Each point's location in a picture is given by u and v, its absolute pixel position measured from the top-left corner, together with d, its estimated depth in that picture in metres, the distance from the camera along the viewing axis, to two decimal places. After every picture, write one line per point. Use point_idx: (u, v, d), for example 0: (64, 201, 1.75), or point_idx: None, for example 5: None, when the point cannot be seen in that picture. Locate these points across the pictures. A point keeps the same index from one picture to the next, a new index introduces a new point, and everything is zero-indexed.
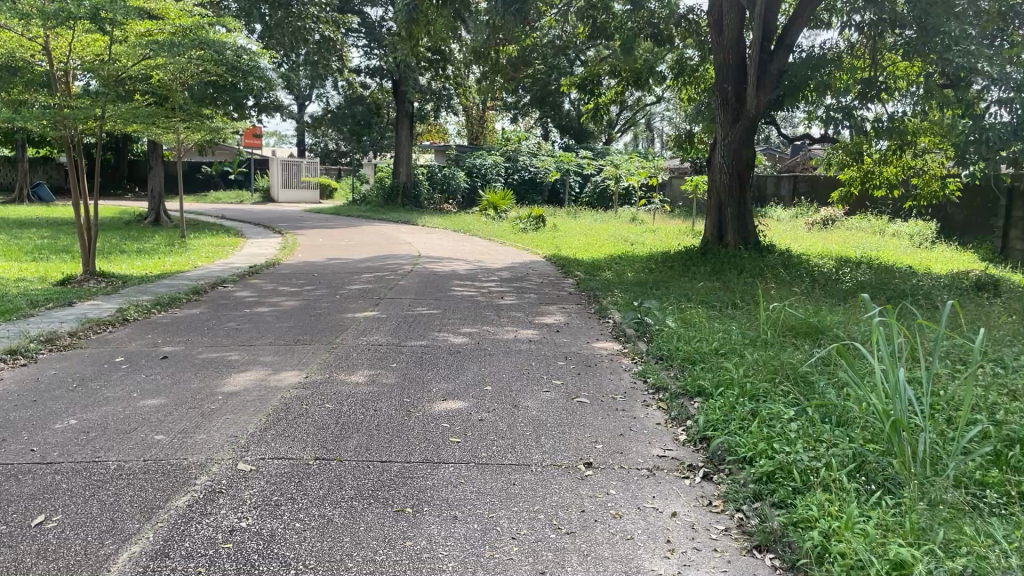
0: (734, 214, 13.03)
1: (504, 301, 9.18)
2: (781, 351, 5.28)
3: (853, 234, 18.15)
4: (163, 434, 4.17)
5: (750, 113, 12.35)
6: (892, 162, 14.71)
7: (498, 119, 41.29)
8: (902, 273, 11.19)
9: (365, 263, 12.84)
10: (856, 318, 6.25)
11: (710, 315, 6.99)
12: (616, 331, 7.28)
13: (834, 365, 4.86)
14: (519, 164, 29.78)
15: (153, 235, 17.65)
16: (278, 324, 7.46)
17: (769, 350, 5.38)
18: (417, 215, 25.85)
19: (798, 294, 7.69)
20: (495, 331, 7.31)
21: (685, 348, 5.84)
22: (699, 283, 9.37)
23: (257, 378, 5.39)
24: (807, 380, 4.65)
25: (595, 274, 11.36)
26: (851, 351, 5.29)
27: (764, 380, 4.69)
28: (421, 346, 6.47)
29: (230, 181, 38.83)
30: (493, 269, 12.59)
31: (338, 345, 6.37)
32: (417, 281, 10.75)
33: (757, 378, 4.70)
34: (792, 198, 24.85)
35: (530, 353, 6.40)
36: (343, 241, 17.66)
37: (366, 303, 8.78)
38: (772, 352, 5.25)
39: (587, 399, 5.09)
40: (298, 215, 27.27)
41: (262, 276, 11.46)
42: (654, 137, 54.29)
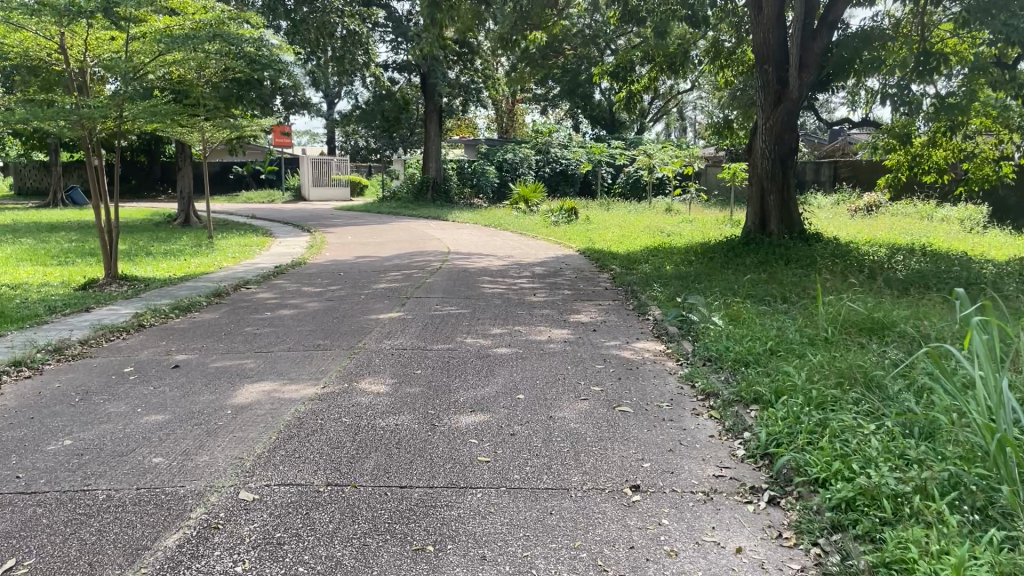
0: (777, 202, 12.41)
1: (537, 299, 8.72)
2: (847, 352, 4.74)
3: (901, 220, 17.38)
4: (162, 456, 3.77)
5: (793, 95, 11.70)
6: (942, 145, 13.95)
7: (528, 112, 40.82)
8: (959, 260, 10.53)
9: (392, 262, 12.36)
10: (923, 312, 5.67)
11: (761, 311, 6.46)
12: (658, 329, 6.80)
13: (908, 368, 4.33)
14: (550, 156, 29.19)
15: (181, 237, 17.49)
16: (298, 328, 7.09)
17: (831, 351, 4.85)
18: (447, 211, 25.51)
19: (855, 286, 7.14)
20: (527, 331, 6.87)
21: (737, 348, 5.33)
22: (745, 275, 8.83)
23: (272, 389, 4.99)
24: (878, 385, 4.12)
25: (632, 268, 10.85)
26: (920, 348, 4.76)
27: (829, 386, 4.17)
28: (448, 350, 6.04)
29: (261, 181, 38.83)
30: (525, 264, 12.14)
31: (360, 350, 5.97)
32: (446, 278, 10.34)
33: (823, 385, 4.17)
34: (833, 184, 24.06)
35: (565, 356, 5.93)
36: (372, 239, 17.37)
37: (391, 303, 8.37)
38: (835, 353, 4.73)
39: (630, 408, 4.60)
40: (328, 213, 27.08)
41: (287, 276, 11.14)
42: (687, 127, 53.42)
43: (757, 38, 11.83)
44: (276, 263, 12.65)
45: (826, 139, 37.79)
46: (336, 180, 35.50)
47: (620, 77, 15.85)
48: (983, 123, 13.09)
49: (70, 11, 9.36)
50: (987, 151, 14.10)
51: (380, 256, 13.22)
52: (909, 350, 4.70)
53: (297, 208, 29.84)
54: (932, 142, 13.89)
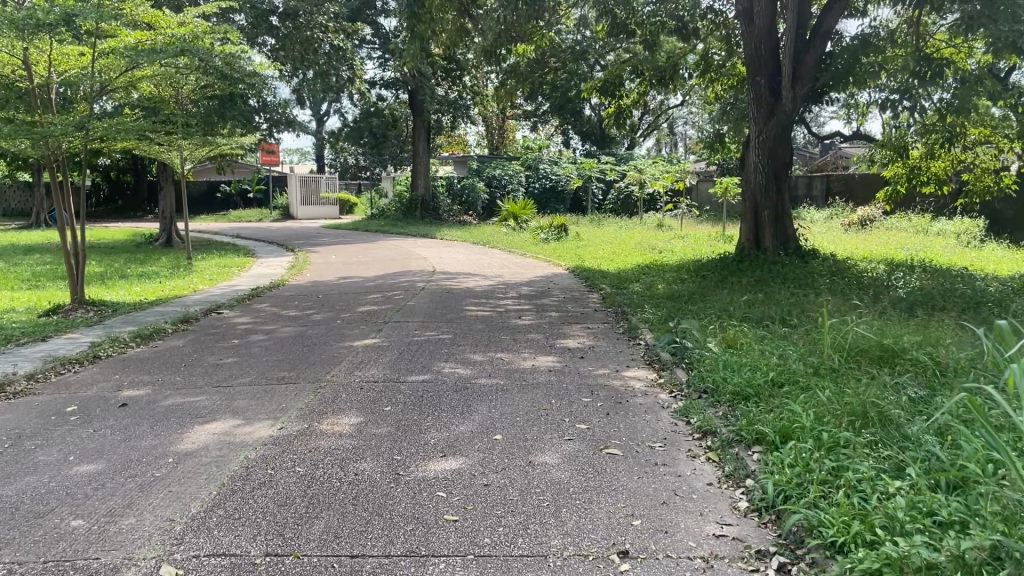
0: (772, 217, 11.95)
1: (523, 322, 8.25)
2: (857, 386, 4.30)
3: (896, 235, 17.00)
4: (84, 519, 3.32)
5: (787, 107, 11.30)
6: (941, 157, 13.53)
7: (519, 128, 40.50)
8: (962, 277, 10.11)
9: (375, 282, 11.90)
10: (938, 337, 5.23)
11: (760, 337, 6.02)
12: (649, 356, 6.35)
13: (930, 406, 3.89)
14: (540, 172, 28.84)
15: (160, 258, 17.01)
16: (265, 357, 6.60)
17: (839, 385, 4.40)
18: (436, 228, 25.12)
19: (860, 308, 6.68)
20: (511, 359, 6.40)
21: (735, 379, 4.89)
22: (741, 295, 8.39)
23: (222, 431, 4.52)
24: (898, 429, 3.67)
25: (623, 288, 10.40)
26: (938, 381, 4.31)
27: (842, 428, 3.72)
28: (422, 382, 5.56)
29: (249, 201, 38.33)
30: (512, 283, 11.70)
31: (327, 384, 5.48)
32: (429, 300, 9.87)
33: (835, 428, 3.71)
34: (826, 199, 23.71)
35: (551, 387, 5.47)
36: (357, 258, 16.90)
37: (367, 329, 7.90)
38: (844, 388, 4.26)
39: (619, 450, 4.13)
40: (315, 231, 26.66)
41: (263, 298, 10.67)
42: (678, 142, 53.27)
43: (748, 49, 11.46)
44: (254, 285, 12.17)
45: (817, 153, 37.61)
46: (324, 198, 35.10)
47: (608, 92, 15.52)
48: (981, 136, 12.75)
49: (29, 25, 8.96)
50: (987, 162, 13.75)
51: (362, 277, 12.76)
52: (928, 384, 4.26)
53: (284, 226, 29.41)
54: (929, 154, 13.49)
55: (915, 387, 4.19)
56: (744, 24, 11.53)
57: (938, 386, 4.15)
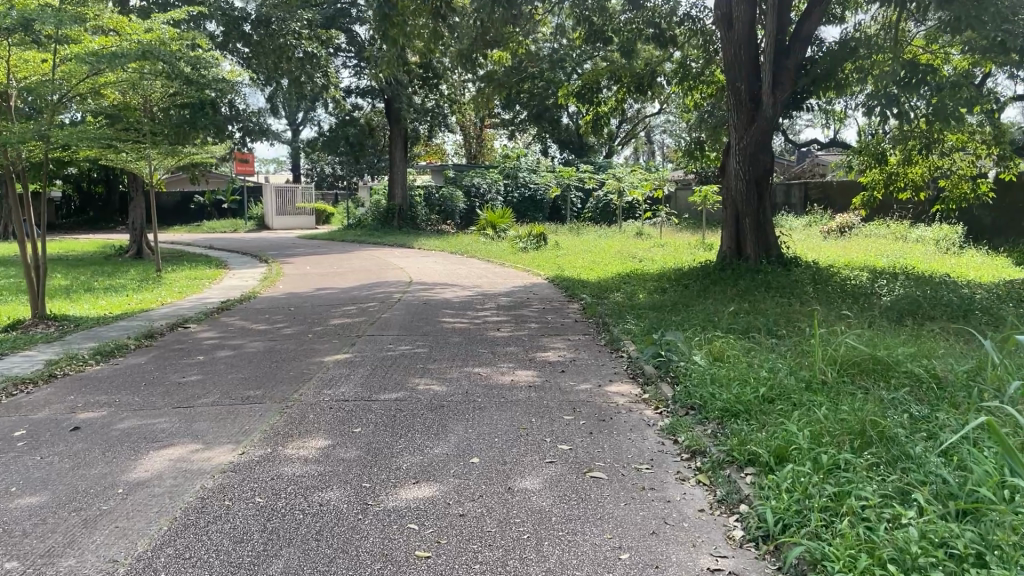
0: (754, 225, 11.77)
1: (501, 334, 7.99)
2: (853, 402, 4.08)
3: (875, 242, 16.98)
4: (19, 560, 3.02)
5: (767, 113, 11.16)
6: (919, 163, 13.46)
7: (497, 138, 40.35)
8: (945, 284, 10.01)
9: (349, 294, 11.59)
10: (933, 348, 5.04)
11: (748, 349, 5.82)
12: (633, 370, 6.12)
13: (933, 425, 3.68)
14: (519, 181, 28.66)
15: (128, 270, 16.58)
16: (231, 374, 6.29)
17: (834, 401, 4.18)
18: (413, 237, 24.83)
19: (848, 318, 6.51)
20: (489, 374, 6.13)
21: (725, 394, 4.66)
22: (724, 305, 8.19)
23: (178, 457, 4.21)
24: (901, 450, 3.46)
25: (604, 297, 10.17)
26: (939, 396, 4.10)
27: (841, 449, 3.51)
28: (396, 400, 5.27)
29: (223, 211, 37.80)
30: (490, 294, 11.44)
31: (293, 404, 5.19)
32: (404, 312, 9.58)
33: (835, 450, 3.48)
34: (803, 206, 23.69)
35: (531, 405, 5.20)
36: (332, 268, 16.58)
37: (339, 343, 7.59)
38: (841, 405, 4.04)
39: (604, 473, 3.89)
40: (291, 241, 26.28)
41: (233, 311, 10.34)
42: (655, 150, 53.50)
43: (727, 54, 11.33)
44: (225, 298, 11.82)
45: (794, 161, 37.79)
46: (301, 208, 34.69)
47: (587, 98, 15.24)
48: (960, 142, 12.68)
49: None
50: (964, 169, 13.70)
51: (338, 288, 12.44)
52: (928, 401, 4.06)
53: (259, 237, 28.97)
54: (907, 161, 13.40)
55: (915, 406, 3.98)
56: (723, 30, 11.41)
57: (939, 403, 3.95)
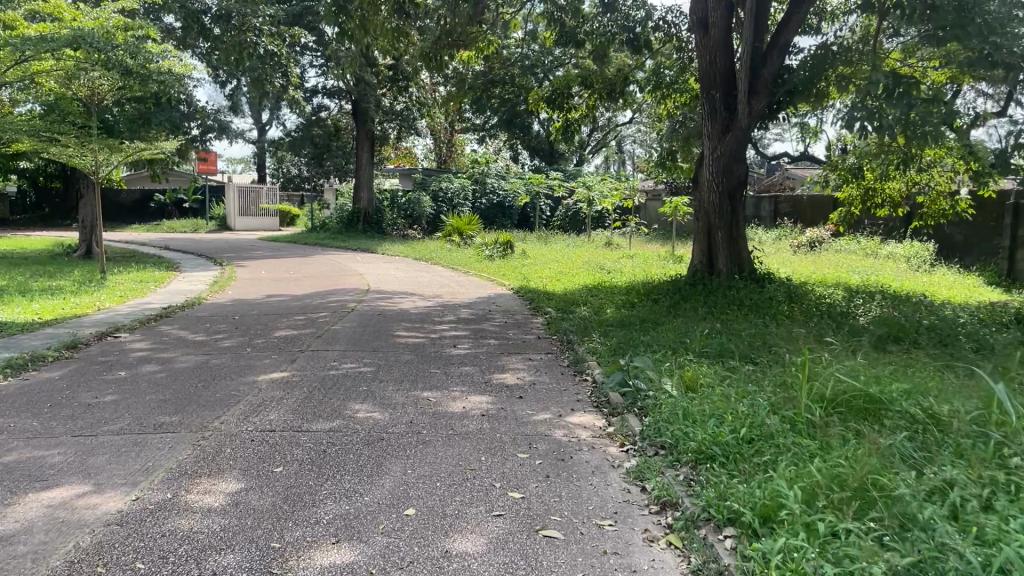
0: (727, 238, 11.27)
1: (457, 352, 7.37)
2: (848, 452, 3.56)
3: (846, 258, 16.69)
4: None
5: (743, 122, 10.70)
6: (896, 177, 13.10)
7: (467, 142, 39.75)
8: (923, 304, 9.65)
9: (300, 302, 10.89)
10: (928, 387, 4.55)
11: (723, 379, 5.31)
12: (598, 398, 5.56)
13: (944, 486, 3.16)
14: (487, 187, 28.11)
15: (72, 271, 15.70)
16: (150, 395, 5.60)
17: (826, 450, 3.65)
18: (377, 242, 24.11)
19: (831, 345, 6.04)
20: (438, 400, 5.51)
21: (700, 435, 4.12)
22: (697, 324, 7.69)
23: (61, 504, 3.56)
24: (911, 522, 2.93)
25: (569, 312, 9.61)
26: (947, 450, 3.58)
27: (839, 516, 2.96)
28: (329, 431, 4.65)
29: (184, 211, 36.69)
30: (450, 305, 10.82)
31: (210, 435, 4.54)
32: (356, 324, 8.92)
33: (834, 518, 2.94)
34: (774, 219, 23.40)
35: (481, 439, 4.61)
36: (288, 273, 15.84)
37: (278, 359, 6.92)
38: (836, 458, 3.50)
39: (559, 532, 3.32)
40: (250, 243, 25.44)
41: (172, 319, 9.61)
42: (626, 159, 53.35)
43: (703, 61, 10.90)
44: (167, 304, 11.07)
45: (765, 173, 37.66)
46: (264, 209, 33.78)
47: (557, 103, 14.59)
48: (936, 157, 12.37)
49: None
50: (942, 185, 13.40)
51: (290, 295, 11.74)
52: (932, 454, 3.55)
53: (217, 238, 28.06)
54: (883, 175, 13.04)
55: (918, 463, 3.46)
56: (699, 35, 10.99)
57: (947, 461, 3.45)
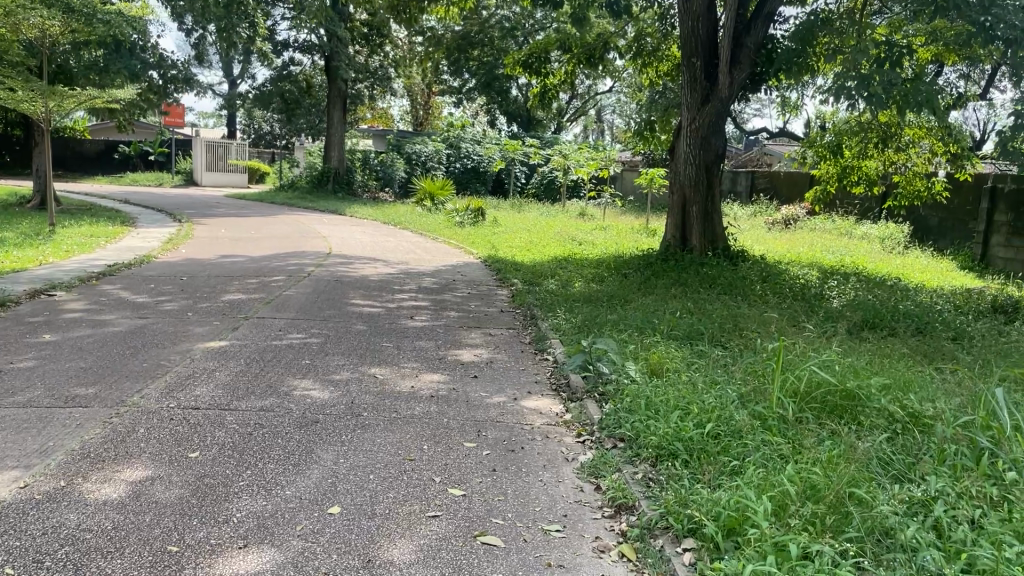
0: (701, 212, 10.90)
1: (414, 324, 6.95)
2: (826, 461, 3.21)
3: (821, 237, 16.46)
4: None
5: (723, 93, 10.28)
6: (877, 157, 12.77)
7: (444, 105, 38.93)
8: (898, 288, 9.38)
9: (255, 263, 10.38)
10: (907, 382, 4.25)
11: (691, 365, 4.97)
12: (557, 381, 5.20)
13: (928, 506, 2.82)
14: (461, 151, 27.41)
15: (20, 222, 14.97)
16: (70, 363, 5.12)
17: (800, 457, 3.30)
18: (346, 204, 23.47)
19: (807, 332, 5.71)
20: (386, 377, 5.11)
21: (662, 430, 3.77)
22: (666, 302, 7.33)
23: None
24: (893, 545, 2.60)
25: (535, 285, 9.22)
26: (930, 459, 3.25)
27: (812, 538, 2.63)
28: (260, 411, 4.24)
29: (150, 164, 35.57)
30: (413, 273, 10.38)
31: (125, 412, 4.11)
32: (310, 290, 8.44)
33: (808, 541, 2.59)
34: (750, 195, 23.11)
35: (426, 424, 4.23)
36: (249, 233, 15.28)
37: (220, 325, 6.47)
38: (811, 466, 3.16)
39: (499, 538, 2.96)
40: (216, 200, 24.70)
41: (117, 278, 9.08)
42: (604, 130, 52.84)
43: (684, 27, 10.43)
44: (114, 261, 10.50)
45: (742, 149, 37.39)
46: (232, 165, 32.86)
47: (533, 69, 13.91)
48: (916, 137, 12.09)
49: None
50: (920, 166, 13.05)
51: (246, 256, 11.20)
52: (917, 465, 3.21)
53: (181, 194, 27.18)
54: (862, 154, 12.70)
55: (901, 477, 3.13)
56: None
57: (931, 471, 3.13)
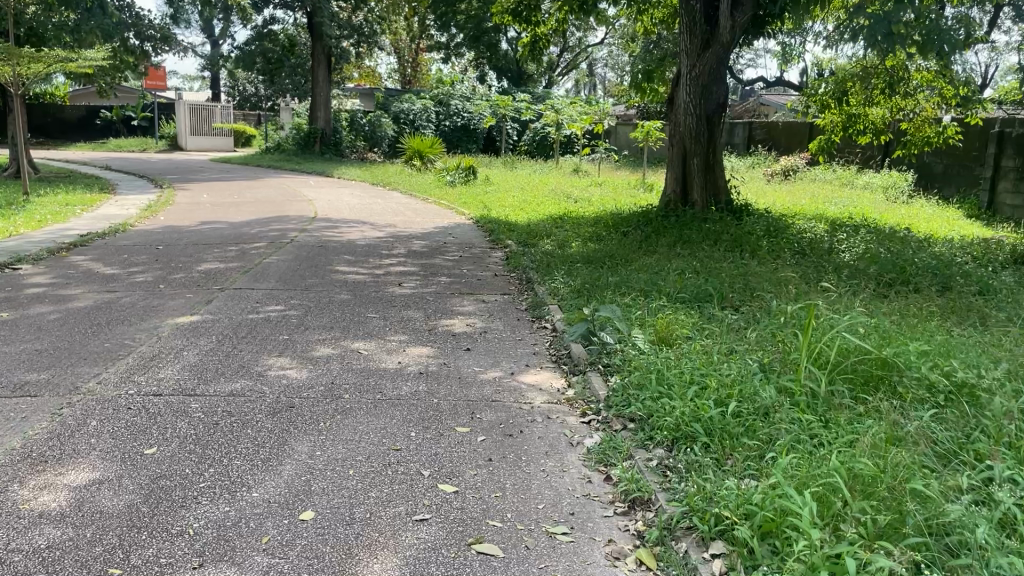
0: (702, 165, 10.40)
1: (402, 291, 6.52)
2: (868, 447, 2.80)
3: (822, 188, 15.98)
4: None
5: (724, 39, 9.73)
6: (883, 103, 12.21)
7: (434, 62, 37.93)
8: (910, 240, 8.93)
9: (237, 229, 9.88)
10: (946, 347, 3.84)
11: (703, 332, 4.55)
12: (558, 352, 4.79)
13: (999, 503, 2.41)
14: (451, 108, 26.69)
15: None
16: (25, 345, 4.68)
17: (837, 443, 2.90)
18: (334, 166, 22.86)
19: (828, 293, 5.28)
20: (371, 353, 4.69)
21: (677, 410, 3.36)
22: (670, 262, 6.90)
23: None
24: (964, 553, 2.20)
25: (531, 246, 8.76)
26: (989, 441, 2.84)
27: (869, 548, 2.21)
28: (230, 396, 3.82)
29: (133, 129, 34.66)
30: (402, 236, 9.90)
31: (77, 402, 3.68)
32: (292, 257, 7.99)
33: (863, 552, 2.18)
34: (747, 146, 22.57)
35: (414, 406, 3.81)
36: (232, 197, 14.73)
37: (194, 298, 6.02)
38: (854, 453, 2.75)
39: (498, 545, 2.56)
40: (200, 165, 24.05)
41: (90, 249, 8.59)
42: (596, 83, 51.91)
43: None
44: (89, 230, 10.00)
45: (739, 100, 36.69)
46: (217, 128, 32.07)
47: (524, 17, 13.36)
48: (924, 82, 11.52)
49: None
50: (927, 111, 12.47)
51: (228, 222, 10.71)
52: (976, 449, 2.80)
53: (165, 159, 26.45)
54: (868, 100, 12.15)
55: (956, 465, 2.73)
56: None
57: (992, 455, 2.73)
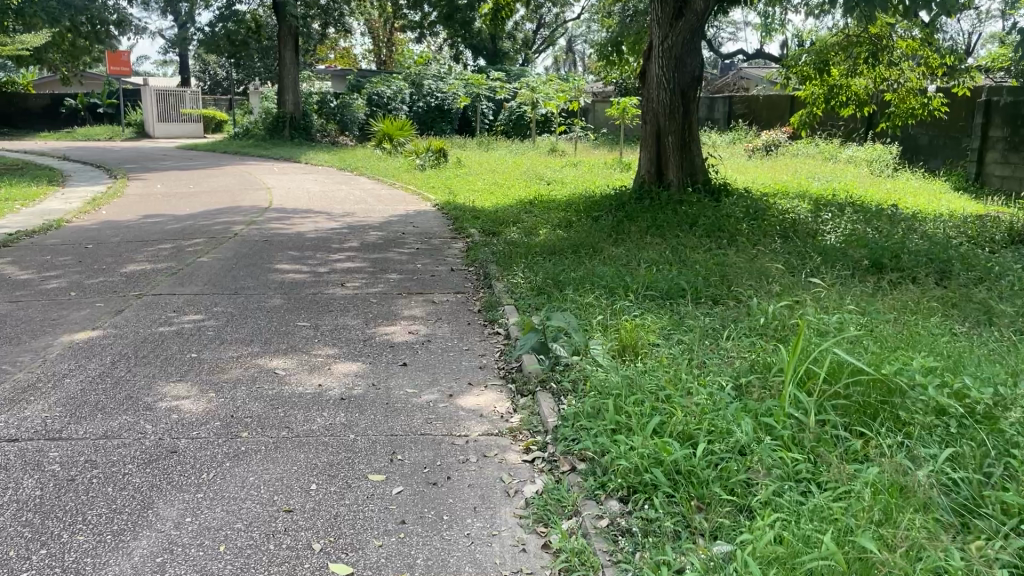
0: (677, 144, 9.75)
1: (342, 292, 5.85)
2: (872, 508, 2.20)
3: (805, 162, 15.39)
4: None
5: (697, 7, 9.04)
6: (867, 73, 11.56)
7: (409, 42, 36.94)
8: (898, 217, 8.34)
9: (179, 223, 9.15)
10: (956, 357, 3.25)
11: (674, 339, 3.95)
12: (507, 366, 4.16)
13: None
14: (424, 89, 25.77)
15: None
16: None
17: (833, 500, 2.29)
18: (301, 150, 22.05)
19: (815, 287, 4.69)
20: (289, 373, 4.03)
21: (636, 451, 2.72)
22: (640, 250, 6.29)
23: None
24: None
25: (495, 235, 8.12)
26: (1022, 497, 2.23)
27: None
28: (101, 439, 3.16)
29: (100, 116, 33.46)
30: (358, 226, 9.22)
31: None
32: (230, 254, 7.30)
33: None
34: (728, 121, 21.95)
35: (325, 446, 3.16)
36: (187, 187, 13.95)
37: (104, 307, 5.33)
38: (861, 523, 2.13)
39: None
40: (163, 153, 23.16)
41: (13, 249, 7.85)
42: (574, 60, 51.11)
43: None
44: (20, 228, 9.25)
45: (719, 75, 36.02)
46: (185, 115, 31.05)
47: None
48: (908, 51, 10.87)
49: None
50: (913, 82, 11.73)
51: (173, 215, 9.98)
52: (1010, 509, 2.20)
53: (128, 147, 25.48)
54: (851, 71, 11.48)
55: (988, 536, 2.12)
56: None
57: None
